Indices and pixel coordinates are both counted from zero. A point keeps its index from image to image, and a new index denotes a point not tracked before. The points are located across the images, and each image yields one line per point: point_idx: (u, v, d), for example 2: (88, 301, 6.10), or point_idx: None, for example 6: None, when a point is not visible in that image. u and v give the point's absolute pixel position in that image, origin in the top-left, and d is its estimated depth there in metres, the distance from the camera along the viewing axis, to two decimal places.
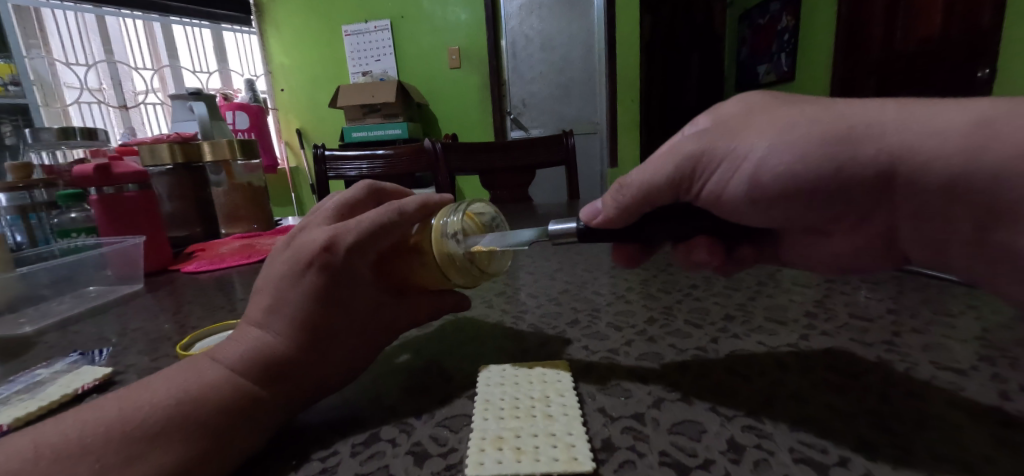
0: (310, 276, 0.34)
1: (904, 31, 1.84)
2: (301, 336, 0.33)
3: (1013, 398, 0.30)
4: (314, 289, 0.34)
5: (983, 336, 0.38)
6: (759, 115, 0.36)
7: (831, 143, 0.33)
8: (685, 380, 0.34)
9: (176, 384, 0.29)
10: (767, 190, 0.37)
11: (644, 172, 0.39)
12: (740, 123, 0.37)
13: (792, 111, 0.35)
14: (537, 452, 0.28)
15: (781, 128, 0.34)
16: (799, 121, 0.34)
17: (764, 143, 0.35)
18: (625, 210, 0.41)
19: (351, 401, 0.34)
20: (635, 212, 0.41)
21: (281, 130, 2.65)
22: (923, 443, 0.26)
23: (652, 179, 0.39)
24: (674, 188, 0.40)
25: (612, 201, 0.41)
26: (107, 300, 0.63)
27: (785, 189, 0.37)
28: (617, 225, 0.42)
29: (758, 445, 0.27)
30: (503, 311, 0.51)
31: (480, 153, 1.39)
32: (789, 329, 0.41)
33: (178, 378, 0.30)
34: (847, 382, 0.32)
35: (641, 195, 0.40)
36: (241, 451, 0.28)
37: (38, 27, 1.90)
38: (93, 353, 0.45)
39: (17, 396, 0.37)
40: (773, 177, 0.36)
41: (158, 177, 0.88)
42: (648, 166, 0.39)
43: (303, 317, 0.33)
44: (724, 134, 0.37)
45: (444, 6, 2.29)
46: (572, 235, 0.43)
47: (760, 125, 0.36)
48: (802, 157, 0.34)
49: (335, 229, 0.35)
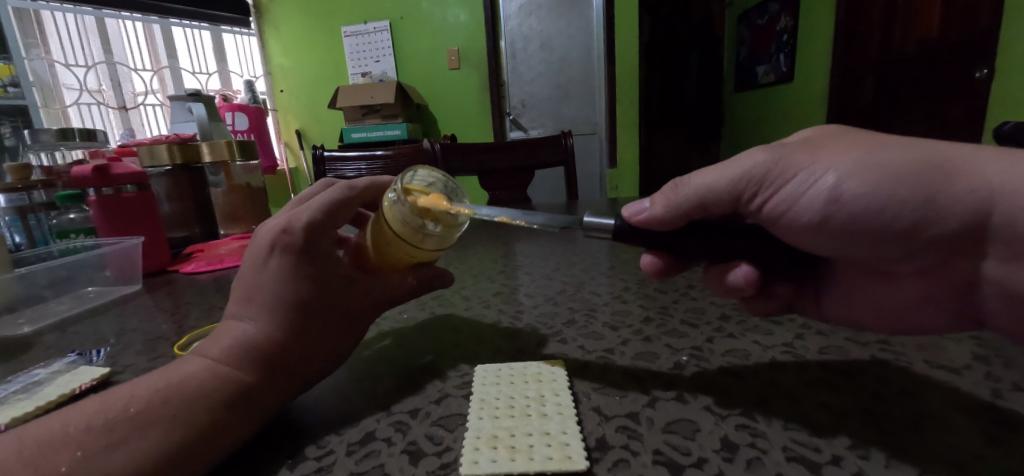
0: (274, 259, 0.36)
1: (903, 31, 1.85)
2: (286, 326, 0.34)
3: (1006, 397, 0.30)
4: (279, 270, 0.36)
5: (976, 335, 0.38)
6: (835, 137, 0.35)
7: (920, 168, 0.31)
8: (678, 379, 0.34)
9: (172, 380, 0.30)
10: (839, 215, 0.34)
11: (706, 176, 0.37)
12: (817, 141, 0.35)
13: (874, 135, 0.34)
14: (531, 450, 0.28)
15: (865, 152, 0.33)
16: (880, 142, 0.32)
17: (842, 158, 0.33)
18: (675, 210, 0.38)
19: (342, 396, 0.35)
20: (686, 216, 0.39)
21: (281, 131, 2.65)
22: (913, 441, 0.26)
23: (713, 183, 0.37)
24: (730, 198, 0.37)
25: (658, 200, 0.39)
26: (105, 300, 0.64)
27: (856, 219, 0.34)
28: (659, 224, 0.39)
29: (752, 444, 0.27)
30: (500, 310, 0.51)
31: (479, 154, 1.39)
32: (784, 328, 0.41)
33: (174, 373, 0.30)
34: (843, 381, 0.32)
35: (695, 197, 0.38)
36: (229, 443, 0.28)
37: (38, 29, 1.91)
38: (91, 354, 0.45)
39: (15, 395, 0.37)
40: (855, 202, 0.33)
41: (157, 178, 0.88)
42: (711, 171, 0.37)
43: (274, 298, 0.35)
44: (801, 148, 0.35)
45: (444, 7, 2.29)
46: (608, 232, 0.40)
47: (838, 143, 0.34)
48: (880, 172, 0.32)
49: (291, 214, 0.38)
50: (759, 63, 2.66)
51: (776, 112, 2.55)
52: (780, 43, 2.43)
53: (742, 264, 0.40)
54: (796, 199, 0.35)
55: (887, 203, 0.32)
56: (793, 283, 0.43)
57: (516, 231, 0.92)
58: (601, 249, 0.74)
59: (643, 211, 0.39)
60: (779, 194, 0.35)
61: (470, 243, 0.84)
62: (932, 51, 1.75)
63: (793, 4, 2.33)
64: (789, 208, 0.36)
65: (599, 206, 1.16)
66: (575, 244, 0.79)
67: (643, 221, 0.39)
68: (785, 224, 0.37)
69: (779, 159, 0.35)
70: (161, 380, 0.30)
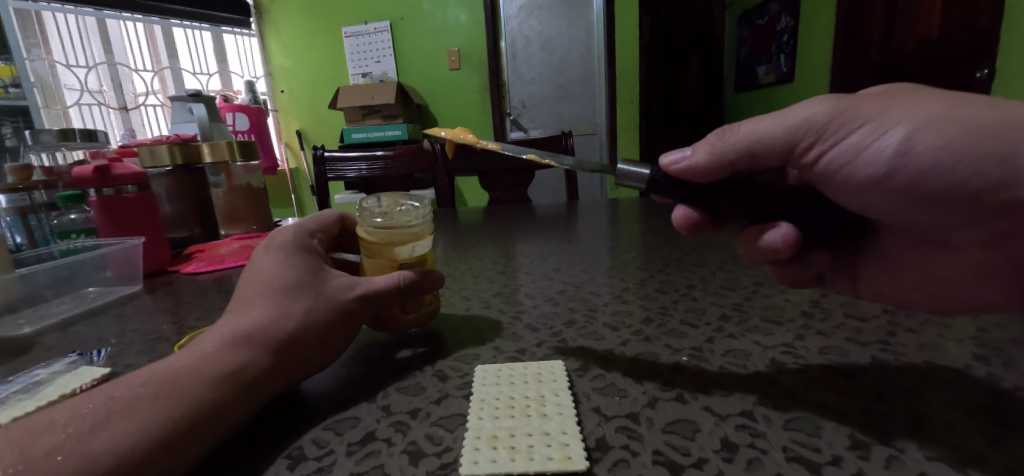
0: (268, 252, 0.40)
1: (904, 31, 1.84)
2: (273, 309, 0.35)
3: (1007, 397, 0.30)
4: (272, 259, 0.39)
5: (977, 335, 0.38)
6: (902, 94, 0.36)
7: (996, 128, 0.32)
8: (678, 378, 0.34)
9: (172, 371, 0.30)
10: (905, 170, 0.35)
11: (756, 126, 0.39)
12: (888, 95, 0.36)
13: (941, 95, 0.34)
14: (531, 450, 0.28)
15: (941, 106, 0.33)
16: (951, 102, 0.33)
17: (910, 115, 0.34)
18: (718, 159, 0.40)
19: (339, 392, 0.35)
20: (731, 166, 0.40)
21: (281, 131, 2.64)
22: (913, 443, 0.26)
23: (764, 133, 0.39)
24: (784, 147, 0.39)
25: (700, 152, 0.41)
26: (105, 301, 0.64)
27: (918, 177, 0.35)
28: (693, 176, 0.41)
29: (751, 445, 0.27)
30: (500, 311, 0.51)
31: (480, 154, 1.39)
32: (784, 329, 0.41)
33: (174, 366, 0.30)
34: (843, 381, 0.32)
35: (744, 145, 0.39)
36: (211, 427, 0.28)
37: (39, 30, 1.92)
38: (91, 354, 0.45)
39: (15, 395, 0.37)
40: (922, 157, 0.34)
41: (158, 178, 0.89)
42: (761, 120, 0.39)
43: (264, 281, 0.37)
44: (868, 100, 0.36)
45: (444, 7, 2.29)
46: (643, 183, 0.42)
47: (904, 100, 0.35)
48: (950, 130, 0.33)
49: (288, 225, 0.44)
50: (759, 63, 2.66)
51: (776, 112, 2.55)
52: (780, 44, 2.43)
53: (781, 223, 0.42)
54: (856, 153, 0.37)
55: (958, 161, 0.33)
56: (831, 253, 0.48)
57: (517, 232, 0.92)
58: (601, 250, 0.74)
59: (682, 164, 0.41)
60: (840, 144, 0.37)
61: (470, 243, 0.84)
62: (932, 51, 1.75)
63: (793, 4, 2.32)
64: (852, 160, 0.37)
65: (600, 207, 1.16)
66: (575, 245, 0.79)
67: (680, 172, 0.41)
68: (842, 179, 0.39)
69: (839, 112, 0.36)
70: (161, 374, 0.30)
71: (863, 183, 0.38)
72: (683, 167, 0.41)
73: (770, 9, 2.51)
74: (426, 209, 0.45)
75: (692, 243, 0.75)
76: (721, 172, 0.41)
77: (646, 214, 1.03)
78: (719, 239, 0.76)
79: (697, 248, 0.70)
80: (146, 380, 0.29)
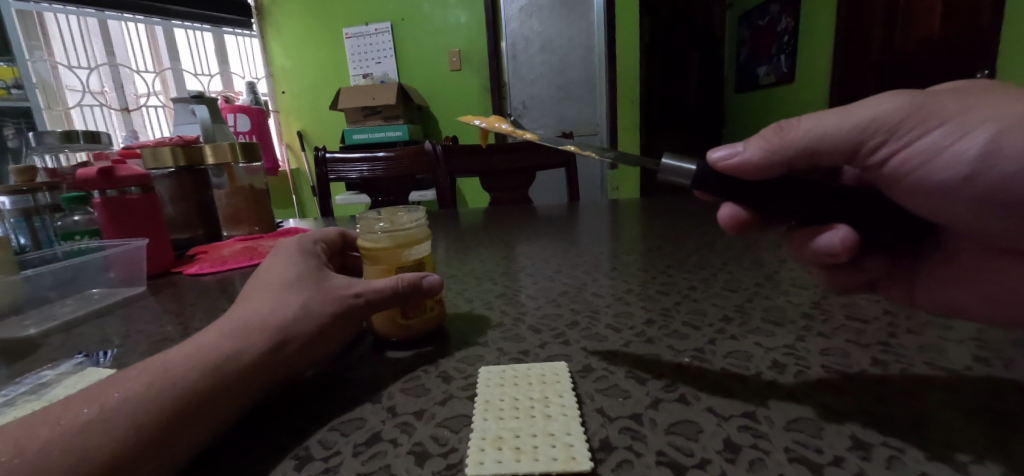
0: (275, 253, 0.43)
1: (905, 31, 1.84)
2: (273, 302, 0.37)
3: (1006, 398, 0.30)
4: (278, 258, 0.42)
5: (977, 337, 0.38)
6: (989, 90, 0.32)
7: None
8: (681, 380, 0.34)
9: (182, 360, 0.31)
10: (990, 174, 0.31)
11: (821, 120, 0.34)
12: (969, 91, 0.32)
13: None
14: (536, 451, 0.28)
15: None
16: None
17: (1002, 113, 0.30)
18: (775, 156, 0.36)
19: (340, 392, 0.36)
20: (787, 164, 0.36)
21: (282, 132, 2.64)
22: (912, 441, 0.27)
23: (829, 129, 0.34)
24: (849, 147, 0.34)
25: (754, 145, 0.36)
26: (109, 302, 0.64)
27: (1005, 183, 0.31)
28: (744, 173, 0.37)
29: (754, 445, 0.27)
30: (503, 312, 0.51)
31: (481, 155, 1.40)
32: (786, 330, 0.42)
33: (185, 355, 0.31)
34: (845, 382, 0.33)
35: (807, 142, 0.35)
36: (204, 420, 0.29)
37: (41, 32, 1.93)
38: (98, 355, 0.45)
39: (24, 396, 0.37)
40: (1014, 160, 0.30)
41: (161, 180, 0.89)
42: (829, 113, 0.34)
43: (268, 275, 0.39)
44: (946, 97, 0.32)
45: (444, 8, 2.30)
46: (688, 178, 0.38)
47: (993, 97, 0.31)
48: None
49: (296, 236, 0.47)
50: (759, 64, 2.67)
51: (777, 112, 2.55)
52: (780, 45, 2.43)
53: (839, 226, 0.37)
54: (933, 155, 0.33)
55: None
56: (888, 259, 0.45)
57: (519, 233, 0.92)
58: (603, 251, 0.74)
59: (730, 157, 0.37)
60: (913, 145, 0.33)
61: (472, 245, 0.85)
62: (932, 51, 1.74)
63: (793, 5, 2.33)
64: (929, 160, 0.33)
65: (602, 208, 1.16)
66: (577, 246, 0.79)
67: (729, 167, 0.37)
68: (911, 183, 0.35)
69: (915, 110, 0.32)
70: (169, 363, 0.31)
71: (936, 186, 0.34)
72: (735, 164, 0.37)
73: (770, 10, 2.51)
74: (421, 213, 0.46)
75: (693, 245, 0.75)
76: (780, 169, 0.36)
77: (648, 215, 1.03)
78: (720, 241, 0.76)
79: (698, 250, 0.70)
80: (154, 368, 0.30)
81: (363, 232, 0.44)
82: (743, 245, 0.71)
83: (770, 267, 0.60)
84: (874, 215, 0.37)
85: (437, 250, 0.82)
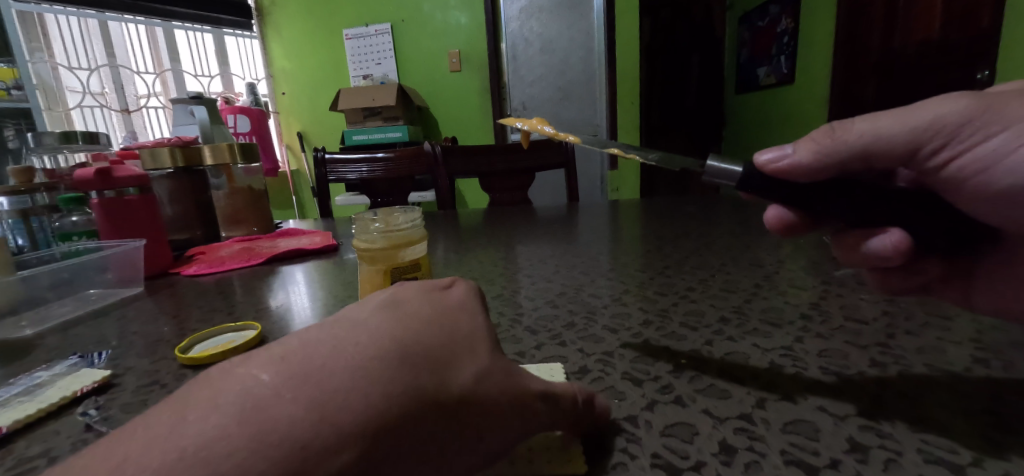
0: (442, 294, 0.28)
1: (905, 33, 1.84)
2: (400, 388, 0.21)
3: (1006, 400, 0.30)
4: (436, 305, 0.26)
5: (977, 338, 0.38)
6: None
7: None
8: (678, 382, 0.34)
9: (282, 448, 0.18)
10: None
11: (875, 121, 0.33)
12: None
13: None
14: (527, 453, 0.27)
15: None
16: None
17: None
18: (824, 159, 0.34)
19: None
20: (837, 167, 0.35)
21: (282, 133, 2.65)
22: (910, 443, 0.26)
23: (884, 131, 0.33)
24: (905, 150, 0.33)
25: (810, 148, 0.35)
26: (108, 303, 0.64)
27: None
28: (797, 176, 0.36)
29: (750, 448, 0.27)
30: (500, 313, 0.51)
31: (479, 157, 1.39)
32: (783, 331, 0.41)
33: (280, 419, 0.18)
34: (843, 384, 0.32)
35: (859, 144, 0.33)
36: None
37: (42, 33, 1.94)
38: (93, 356, 0.45)
39: (16, 398, 0.37)
40: None
41: (159, 181, 0.89)
42: (881, 116, 0.33)
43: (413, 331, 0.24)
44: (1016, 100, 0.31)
45: (444, 10, 2.30)
46: (732, 180, 0.37)
47: None
48: None
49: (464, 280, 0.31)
50: (759, 65, 2.67)
51: (777, 113, 2.55)
52: (780, 46, 2.43)
53: (894, 229, 0.36)
54: (995, 161, 0.31)
55: None
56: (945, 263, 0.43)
57: (518, 234, 0.92)
58: (602, 252, 0.74)
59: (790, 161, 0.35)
60: (977, 149, 0.31)
61: (471, 245, 0.84)
62: (932, 52, 1.74)
63: (792, 6, 2.33)
64: (989, 167, 0.31)
65: (601, 209, 1.16)
66: (576, 247, 0.79)
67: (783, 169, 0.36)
68: (970, 188, 0.33)
69: (981, 112, 0.31)
70: (257, 419, 0.18)
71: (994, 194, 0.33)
72: (792, 166, 0.35)
73: (770, 11, 2.51)
74: (416, 213, 0.46)
75: (693, 246, 0.75)
76: (832, 170, 0.35)
77: (647, 216, 1.03)
78: (719, 242, 0.76)
79: (697, 251, 0.70)
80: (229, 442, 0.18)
81: (360, 233, 0.44)
82: (742, 246, 0.71)
83: (769, 268, 0.60)
84: (939, 217, 0.35)
85: (435, 251, 0.82)
